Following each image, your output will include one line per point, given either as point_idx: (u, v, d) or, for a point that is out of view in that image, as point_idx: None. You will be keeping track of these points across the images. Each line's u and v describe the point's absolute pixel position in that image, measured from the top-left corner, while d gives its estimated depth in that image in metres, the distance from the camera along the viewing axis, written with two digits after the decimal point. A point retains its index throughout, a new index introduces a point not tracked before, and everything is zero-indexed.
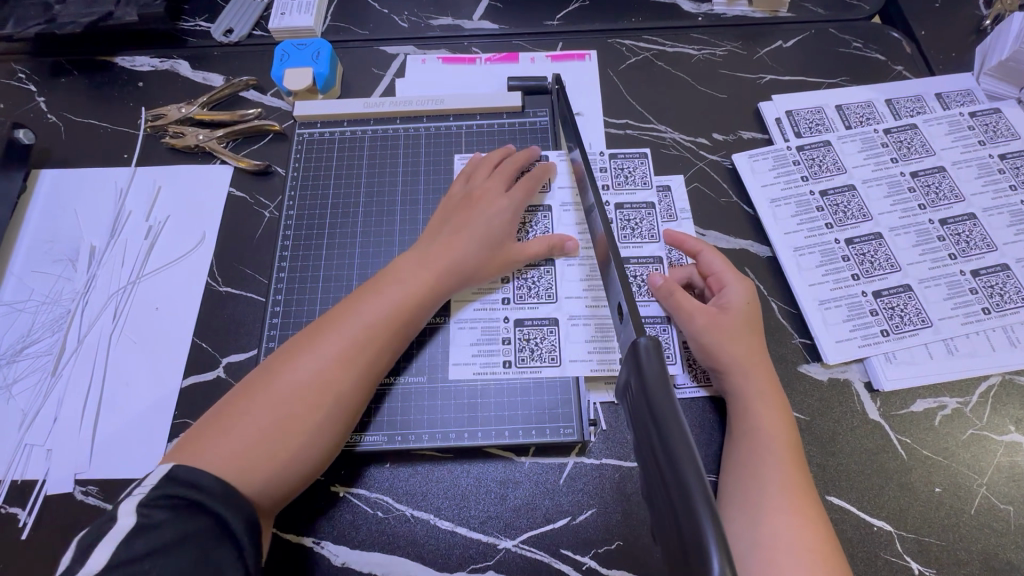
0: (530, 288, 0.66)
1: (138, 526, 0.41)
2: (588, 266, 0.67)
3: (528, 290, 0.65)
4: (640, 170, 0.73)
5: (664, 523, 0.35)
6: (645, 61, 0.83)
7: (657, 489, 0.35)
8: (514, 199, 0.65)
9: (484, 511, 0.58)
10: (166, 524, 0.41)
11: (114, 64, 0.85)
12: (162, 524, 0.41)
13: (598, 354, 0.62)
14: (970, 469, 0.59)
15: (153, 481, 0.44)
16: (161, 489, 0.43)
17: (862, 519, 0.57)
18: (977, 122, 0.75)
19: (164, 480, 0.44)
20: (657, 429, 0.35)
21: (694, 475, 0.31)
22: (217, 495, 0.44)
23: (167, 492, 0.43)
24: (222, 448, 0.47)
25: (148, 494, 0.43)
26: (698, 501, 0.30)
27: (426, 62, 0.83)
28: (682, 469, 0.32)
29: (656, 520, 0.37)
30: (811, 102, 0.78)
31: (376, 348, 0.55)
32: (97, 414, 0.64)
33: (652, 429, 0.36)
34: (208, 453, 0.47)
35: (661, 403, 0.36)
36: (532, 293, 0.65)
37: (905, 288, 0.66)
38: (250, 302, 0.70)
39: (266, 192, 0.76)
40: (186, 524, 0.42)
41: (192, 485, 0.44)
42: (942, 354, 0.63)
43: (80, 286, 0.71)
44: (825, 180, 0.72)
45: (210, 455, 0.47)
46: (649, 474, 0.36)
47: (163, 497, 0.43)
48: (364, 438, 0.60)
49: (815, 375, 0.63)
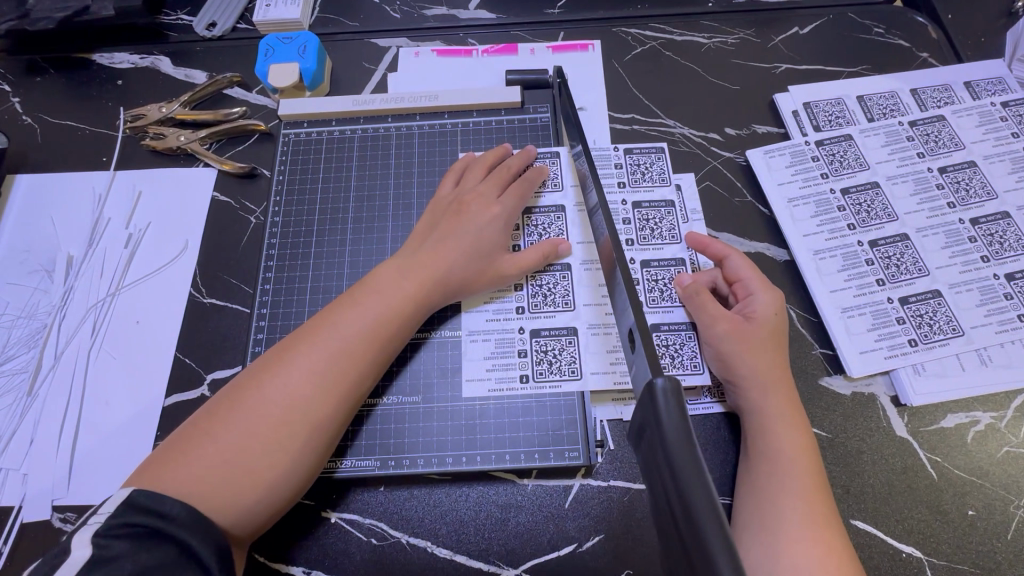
0: (546, 295, 0.61)
1: (94, 559, 0.38)
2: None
3: (543, 297, 0.61)
4: (657, 166, 0.69)
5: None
6: (653, 51, 0.78)
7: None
8: (506, 205, 0.61)
9: (484, 538, 0.54)
10: (125, 557, 0.39)
11: (92, 61, 0.81)
12: (120, 558, 0.38)
13: (619, 367, 0.58)
14: (1005, 490, 0.55)
15: (111, 507, 0.40)
16: (120, 518, 0.40)
17: (890, 545, 0.53)
18: (1010, 112, 0.70)
19: (121, 507, 0.40)
20: (685, 515, 0.27)
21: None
22: (183, 522, 0.41)
23: (127, 521, 0.40)
24: (187, 472, 0.44)
25: (105, 524, 0.39)
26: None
27: (420, 56, 0.78)
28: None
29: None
30: (831, 93, 0.73)
31: (353, 362, 0.50)
32: (75, 435, 0.61)
33: (677, 509, 0.28)
34: (172, 478, 0.44)
35: (688, 480, 0.27)
36: (547, 300, 0.61)
37: (934, 294, 0.61)
38: (235, 315, 0.66)
39: (252, 197, 0.72)
40: (147, 556, 0.39)
41: (155, 513, 0.41)
42: (975, 366, 0.58)
43: (57, 299, 0.67)
44: (846, 177, 0.68)
45: (174, 480, 0.43)
46: (674, 557, 0.29)
47: (122, 525, 0.40)
48: (357, 462, 0.56)
49: (837, 388, 0.59)
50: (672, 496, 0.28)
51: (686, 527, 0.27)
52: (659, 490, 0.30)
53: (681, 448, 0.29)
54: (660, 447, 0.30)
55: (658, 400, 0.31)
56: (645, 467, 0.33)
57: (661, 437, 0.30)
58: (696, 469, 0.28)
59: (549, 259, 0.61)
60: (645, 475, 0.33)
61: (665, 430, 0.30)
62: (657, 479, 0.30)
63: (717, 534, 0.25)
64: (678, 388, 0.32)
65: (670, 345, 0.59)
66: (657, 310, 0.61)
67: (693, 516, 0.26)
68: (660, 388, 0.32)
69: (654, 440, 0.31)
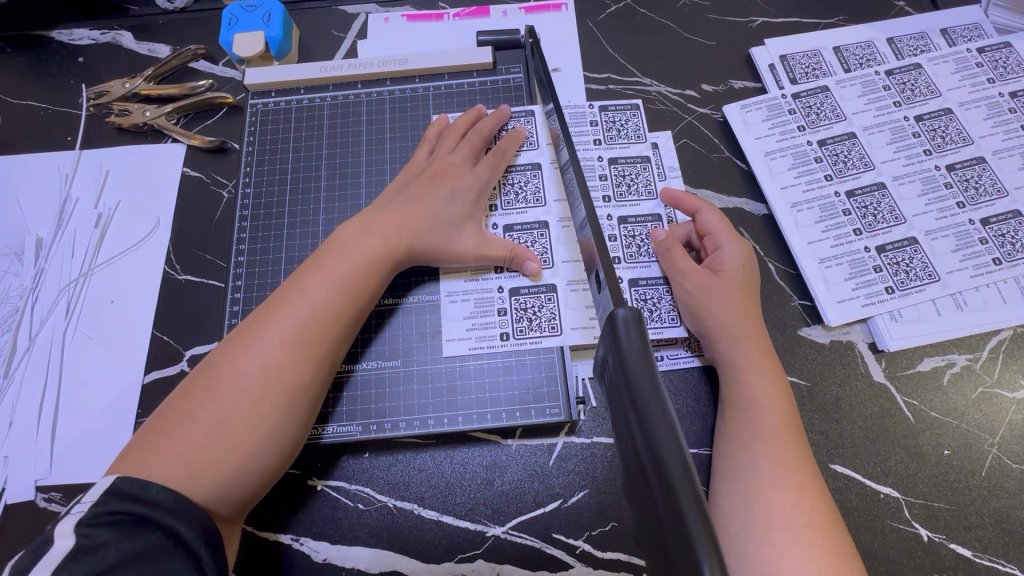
0: None
1: (77, 548, 0.38)
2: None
3: None
4: (632, 122, 0.68)
5: (657, 559, 0.29)
6: (627, 9, 0.76)
7: (647, 514, 0.29)
8: (479, 177, 0.60)
9: (471, 497, 0.55)
10: (109, 545, 0.38)
11: (51, 39, 0.78)
12: (105, 545, 0.38)
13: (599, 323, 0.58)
14: (981, 429, 0.55)
15: (94, 496, 0.40)
16: (105, 505, 0.40)
17: (867, 487, 0.54)
18: (986, 58, 0.69)
19: (105, 495, 0.40)
20: (647, 444, 0.29)
21: (699, 520, 0.25)
22: (167, 508, 0.41)
23: (111, 508, 0.40)
24: (171, 455, 0.43)
25: (88, 513, 0.39)
26: (703, 552, 0.24)
27: (390, 21, 0.76)
28: (679, 508, 0.25)
29: (647, 544, 0.31)
30: (808, 44, 0.72)
31: (328, 327, 0.50)
32: (55, 417, 0.60)
33: (635, 427, 0.30)
34: (156, 461, 0.43)
35: (649, 407, 0.29)
36: None
37: (910, 241, 0.61)
38: (211, 289, 0.65)
39: (223, 171, 0.70)
40: (132, 544, 0.39)
41: (140, 500, 0.41)
42: (950, 310, 0.59)
43: (29, 281, 0.66)
44: (823, 129, 0.67)
45: (159, 464, 0.43)
46: (635, 483, 0.31)
47: (106, 513, 0.39)
48: (340, 428, 0.56)
49: (815, 338, 0.59)
50: (634, 427, 0.30)
51: (638, 429, 0.30)
52: (622, 418, 0.32)
53: (641, 375, 0.31)
54: (622, 375, 0.33)
55: (619, 331, 0.34)
56: (610, 396, 0.36)
57: (623, 365, 0.32)
58: (657, 395, 0.30)
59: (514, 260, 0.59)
60: (609, 406, 0.36)
61: (625, 353, 0.33)
62: (620, 407, 0.33)
63: (677, 462, 0.26)
64: (639, 318, 0.34)
65: (648, 299, 0.59)
66: (635, 265, 0.61)
67: (654, 446, 0.28)
68: (620, 318, 0.34)
69: (617, 366, 0.33)
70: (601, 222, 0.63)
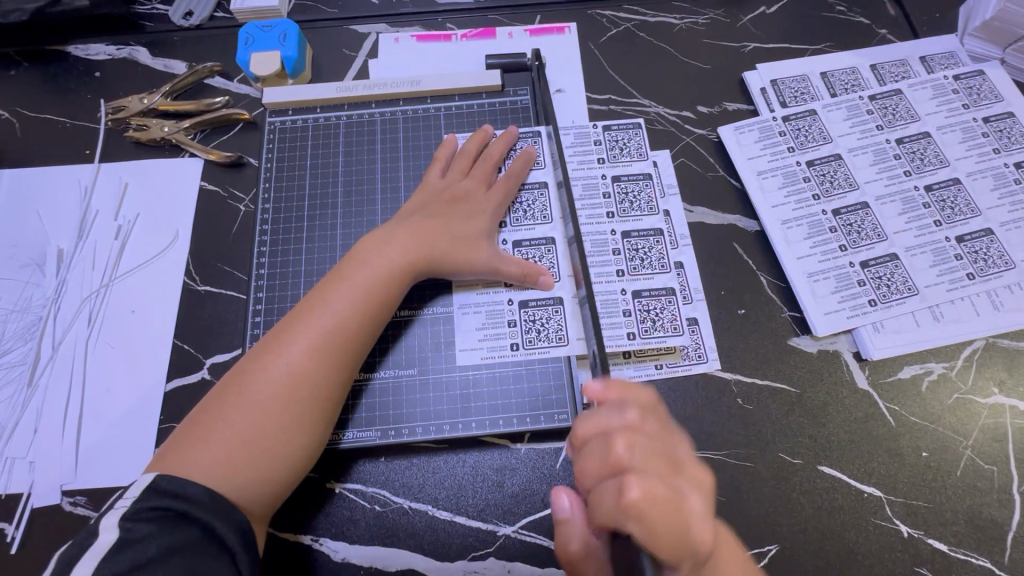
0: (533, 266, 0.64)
1: (120, 542, 0.41)
2: (595, 241, 0.67)
3: None
4: (635, 140, 0.72)
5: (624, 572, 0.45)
6: (627, 33, 0.80)
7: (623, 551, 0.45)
8: (492, 200, 0.64)
9: (483, 499, 0.58)
10: (150, 539, 0.41)
11: (67, 53, 0.81)
12: (145, 539, 0.41)
13: (608, 330, 0.63)
14: (955, 432, 0.60)
15: (136, 492, 0.43)
16: (146, 501, 0.43)
17: (852, 486, 0.58)
18: (962, 85, 0.74)
19: (146, 492, 0.43)
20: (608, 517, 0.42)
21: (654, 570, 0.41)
22: (204, 504, 0.44)
23: (151, 504, 0.43)
24: (206, 458, 0.46)
25: (131, 508, 0.42)
26: None
27: (400, 41, 0.79)
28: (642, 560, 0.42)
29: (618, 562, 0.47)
30: (797, 70, 0.77)
31: (348, 336, 0.53)
32: (80, 422, 0.62)
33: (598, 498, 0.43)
34: (191, 463, 0.46)
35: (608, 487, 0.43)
36: None
37: (892, 257, 0.66)
38: (231, 300, 0.67)
39: (240, 185, 0.73)
40: (169, 537, 0.42)
41: (177, 496, 0.44)
42: (928, 321, 0.63)
43: (51, 292, 0.68)
44: (811, 151, 0.71)
45: (195, 464, 0.46)
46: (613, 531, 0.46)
47: (147, 509, 0.42)
48: (359, 434, 0.59)
49: (804, 347, 0.63)
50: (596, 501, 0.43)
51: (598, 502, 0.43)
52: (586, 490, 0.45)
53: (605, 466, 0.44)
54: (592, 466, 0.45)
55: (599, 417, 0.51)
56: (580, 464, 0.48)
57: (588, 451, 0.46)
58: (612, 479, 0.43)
59: (524, 281, 0.62)
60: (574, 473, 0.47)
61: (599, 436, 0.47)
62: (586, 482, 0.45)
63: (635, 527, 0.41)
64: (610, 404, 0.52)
65: (652, 310, 0.64)
66: (637, 277, 0.65)
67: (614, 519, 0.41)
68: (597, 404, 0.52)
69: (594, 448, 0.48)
70: (606, 237, 0.67)
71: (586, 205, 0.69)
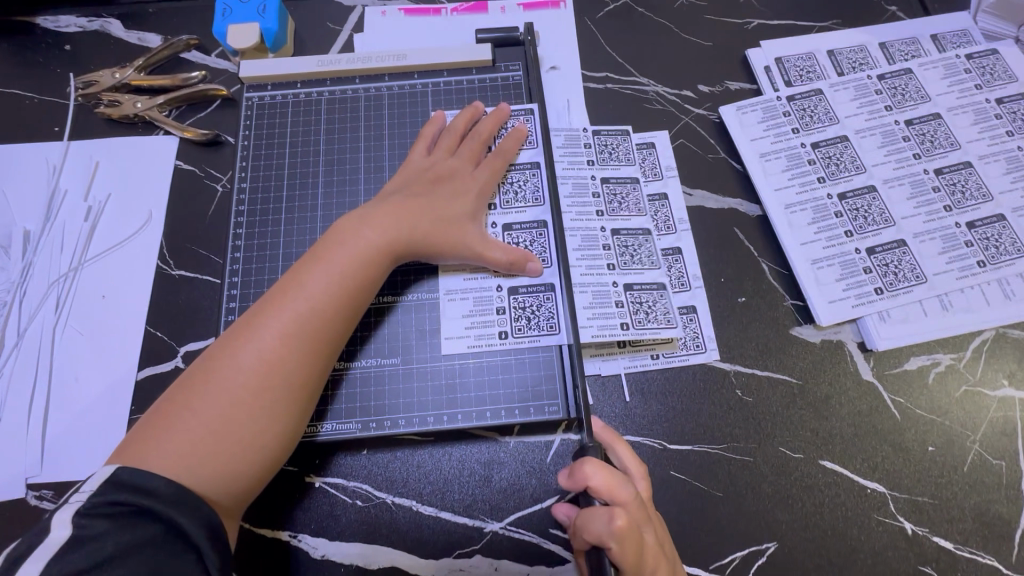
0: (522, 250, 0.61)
1: (76, 539, 0.38)
2: (584, 237, 0.63)
3: None
4: (623, 146, 0.68)
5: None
6: (625, 8, 0.76)
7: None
8: (480, 180, 0.60)
9: (469, 494, 0.55)
10: (106, 536, 0.38)
11: (36, 25, 0.76)
12: (102, 537, 0.38)
13: (600, 320, 0.59)
14: (963, 426, 0.57)
15: (93, 485, 0.40)
16: (103, 496, 0.39)
17: (855, 482, 0.55)
18: (975, 64, 0.71)
19: (104, 485, 0.40)
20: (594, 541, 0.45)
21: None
22: (168, 499, 0.41)
23: (110, 498, 0.39)
24: (170, 449, 0.43)
25: (87, 503, 0.39)
26: None
27: (387, 14, 0.75)
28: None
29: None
30: (803, 48, 0.73)
31: (324, 321, 0.50)
32: (46, 412, 0.59)
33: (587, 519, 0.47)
34: (154, 456, 0.43)
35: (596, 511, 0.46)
36: None
37: (899, 243, 0.63)
38: (206, 285, 0.64)
39: (217, 164, 0.69)
40: (128, 535, 0.39)
41: (139, 490, 0.40)
42: (936, 310, 0.61)
43: (16, 276, 0.65)
44: (816, 132, 0.68)
45: (159, 456, 0.43)
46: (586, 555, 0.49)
47: (105, 504, 0.39)
48: (339, 426, 0.56)
49: (807, 337, 0.61)
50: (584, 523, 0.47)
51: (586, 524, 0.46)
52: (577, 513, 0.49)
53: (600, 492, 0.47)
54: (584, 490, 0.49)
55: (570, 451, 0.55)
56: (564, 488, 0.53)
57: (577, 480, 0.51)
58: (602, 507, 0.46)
59: (512, 269, 0.59)
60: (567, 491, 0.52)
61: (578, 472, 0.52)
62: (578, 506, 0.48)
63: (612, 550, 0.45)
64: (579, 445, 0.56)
65: (643, 302, 0.60)
66: (628, 272, 0.62)
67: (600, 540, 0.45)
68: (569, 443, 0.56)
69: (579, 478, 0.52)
70: (596, 234, 0.63)
71: (574, 205, 0.65)
